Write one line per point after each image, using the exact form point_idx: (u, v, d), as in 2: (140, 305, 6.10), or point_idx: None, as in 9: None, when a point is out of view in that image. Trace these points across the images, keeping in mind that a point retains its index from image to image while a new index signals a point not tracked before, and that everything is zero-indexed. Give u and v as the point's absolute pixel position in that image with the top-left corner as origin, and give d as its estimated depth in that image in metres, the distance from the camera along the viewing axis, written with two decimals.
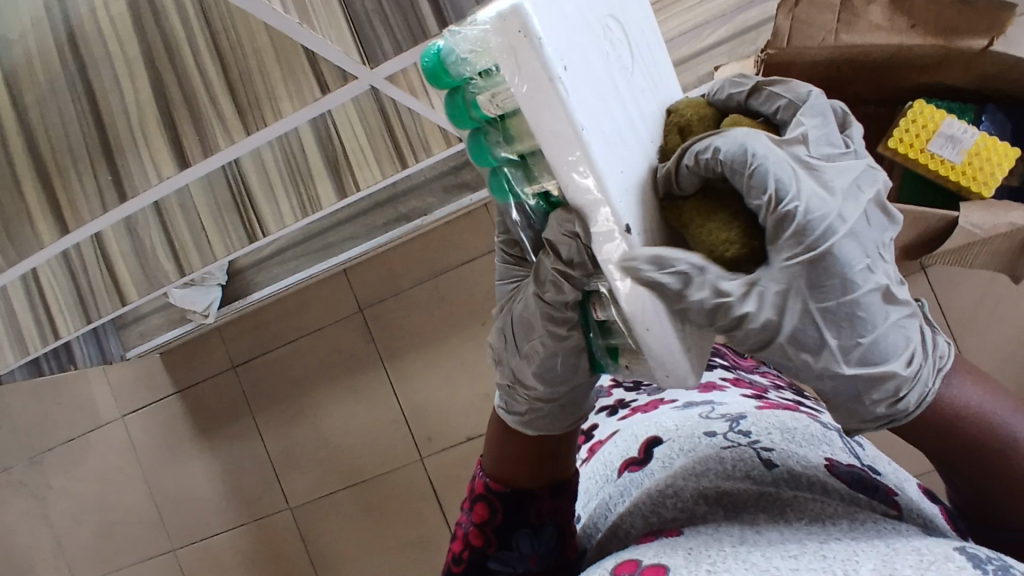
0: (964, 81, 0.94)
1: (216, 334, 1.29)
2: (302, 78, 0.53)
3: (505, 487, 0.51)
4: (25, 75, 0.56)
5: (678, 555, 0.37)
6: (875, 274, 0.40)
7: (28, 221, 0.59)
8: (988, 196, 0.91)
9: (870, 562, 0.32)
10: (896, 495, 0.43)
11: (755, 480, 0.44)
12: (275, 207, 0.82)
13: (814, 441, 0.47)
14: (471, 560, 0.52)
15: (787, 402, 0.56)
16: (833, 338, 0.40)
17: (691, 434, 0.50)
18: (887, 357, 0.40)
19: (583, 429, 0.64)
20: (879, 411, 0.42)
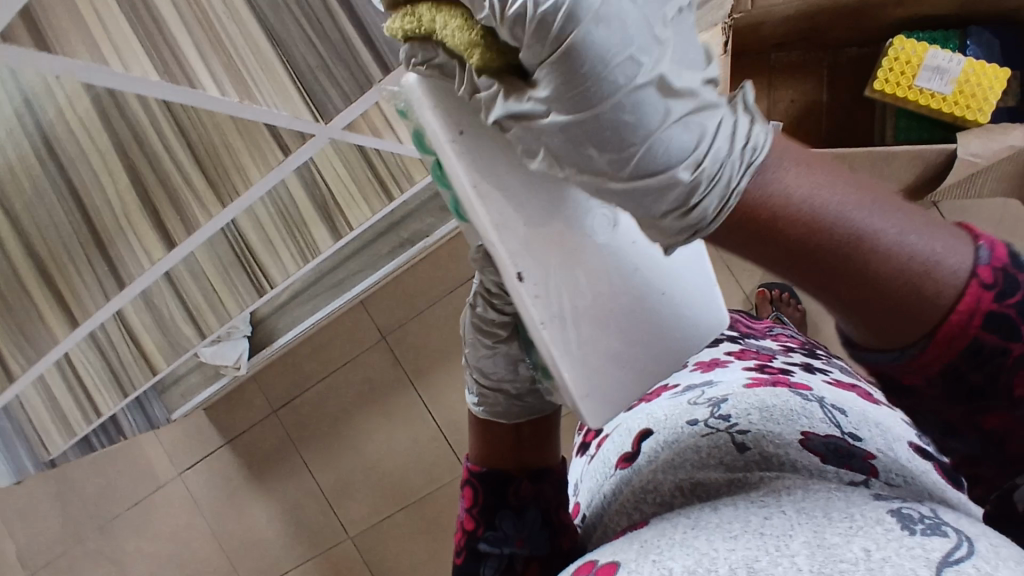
0: (942, 7, 0.92)
1: (253, 382, 1.34)
2: (265, 146, 0.58)
3: (482, 467, 0.57)
4: (12, 187, 0.56)
5: (630, 550, 0.39)
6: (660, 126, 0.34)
7: (40, 320, 0.63)
8: (985, 123, 0.88)
9: (802, 535, 0.34)
10: (875, 459, 0.44)
11: (728, 466, 0.45)
12: (276, 258, 0.85)
13: (792, 416, 0.47)
14: (466, 547, 0.56)
15: (786, 373, 0.57)
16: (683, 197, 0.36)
17: (675, 424, 0.51)
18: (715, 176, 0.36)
19: (598, 425, 0.64)
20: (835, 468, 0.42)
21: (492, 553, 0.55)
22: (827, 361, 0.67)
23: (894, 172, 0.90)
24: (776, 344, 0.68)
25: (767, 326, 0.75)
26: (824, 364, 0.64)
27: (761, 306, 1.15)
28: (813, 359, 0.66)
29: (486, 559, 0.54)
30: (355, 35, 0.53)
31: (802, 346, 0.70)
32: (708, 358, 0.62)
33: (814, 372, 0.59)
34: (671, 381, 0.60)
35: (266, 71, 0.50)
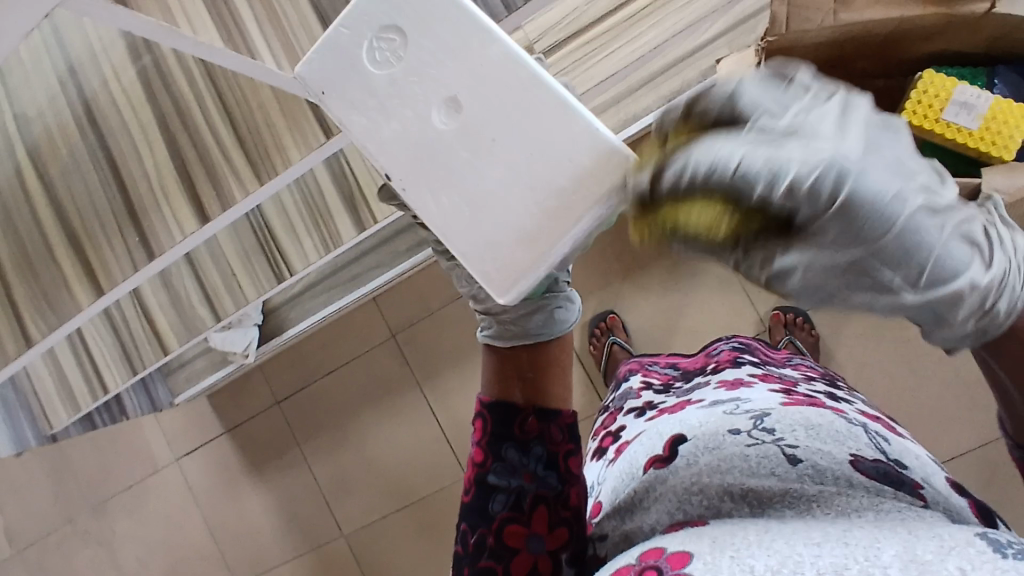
0: (972, 44, 0.93)
1: (258, 372, 1.33)
2: (307, 127, 0.58)
3: (493, 398, 0.56)
4: (48, 151, 0.56)
5: (703, 543, 0.39)
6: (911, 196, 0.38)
7: (65, 287, 0.61)
8: (1010, 160, 0.90)
9: (890, 546, 0.33)
10: (922, 488, 0.43)
11: (780, 478, 0.45)
12: (299, 248, 0.85)
13: (839, 438, 0.48)
14: (475, 481, 0.55)
15: (816, 398, 0.56)
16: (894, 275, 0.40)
17: (715, 431, 0.51)
18: (953, 273, 0.40)
19: (612, 431, 0.65)
20: (969, 327, 0.42)
21: (500, 486, 0.54)
22: (850, 390, 0.65)
23: None
24: (799, 369, 0.69)
25: (787, 354, 0.76)
26: (848, 388, 0.65)
27: (774, 329, 1.17)
28: (839, 385, 0.66)
29: (496, 492, 0.54)
30: None
31: (823, 375, 0.69)
32: (732, 378, 0.62)
33: (839, 401, 0.58)
34: (695, 396, 0.61)
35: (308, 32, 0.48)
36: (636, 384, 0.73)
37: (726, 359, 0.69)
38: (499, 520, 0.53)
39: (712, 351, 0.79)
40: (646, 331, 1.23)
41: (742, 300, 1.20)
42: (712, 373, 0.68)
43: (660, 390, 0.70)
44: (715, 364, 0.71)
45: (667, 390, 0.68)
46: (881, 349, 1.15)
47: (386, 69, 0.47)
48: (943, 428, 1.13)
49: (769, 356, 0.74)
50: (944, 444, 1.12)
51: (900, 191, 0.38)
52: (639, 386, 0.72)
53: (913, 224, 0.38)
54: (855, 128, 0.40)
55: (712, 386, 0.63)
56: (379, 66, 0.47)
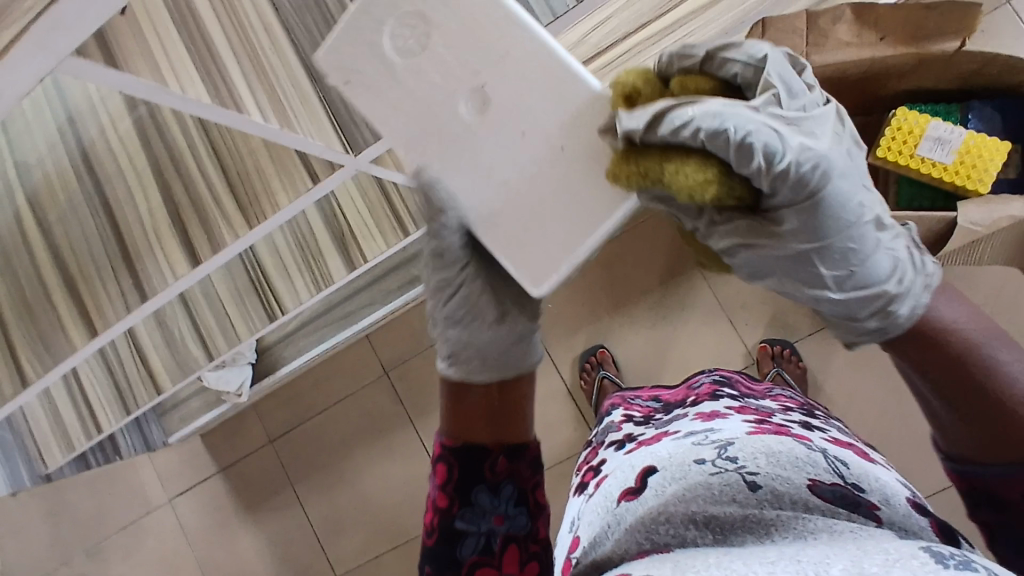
0: (945, 82, 0.96)
1: (253, 411, 1.33)
2: (296, 173, 0.61)
3: (455, 442, 0.54)
4: (46, 197, 0.58)
5: (665, 567, 0.39)
6: (864, 208, 0.52)
7: (60, 328, 0.62)
8: (986, 193, 0.92)
9: (840, 563, 0.33)
10: (880, 509, 0.44)
11: (741, 503, 0.46)
12: (291, 286, 0.86)
13: (798, 463, 0.49)
14: (438, 526, 0.54)
15: (785, 426, 0.57)
16: (828, 270, 0.53)
17: (682, 462, 0.52)
18: (876, 280, 0.53)
19: (592, 466, 0.66)
20: (872, 325, 0.53)
21: (467, 530, 0.54)
22: (826, 419, 0.66)
23: None
24: (777, 401, 0.69)
25: (768, 386, 0.77)
26: (825, 417, 0.65)
27: (761, 361, 1.16)
28: (816, 415, 0.67)
29: (465, 538, 0.54)
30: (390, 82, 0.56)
31: (801, 406, 0.70)
32: (708, 411, 0.63)
33: (813, 429, 0.59)
34: (672, 428, 0.62)
35: (303, 103, 0.54)
36: (618, 418, 0.74)
37: (705, 393, 0.70)
38: (467, 566, 0.54)
39: (693, 384, 0.80)
40: (637, 365, 1.24)
41: (731, 333, 1.21)
42: (691, 406, 0.69)
43: (641, 421, 0.71)
44: (694, 398, 0.72)
45: (647, 422, 0.70)
46: (871, 380, 1.16)
47: (408, 54, 0.55)
48: (935, 459, 1.12)
49: (749, 390, 0.75)
50: (937, 476, 1.12)
51: (861, 201, 0.52)
52: (620, 419, 0.73)
53: (856, 231, 0.52)
54: (846, 139, 0.53)
55: (689, 418, 0.64)
56: (404, 54, 0.55)
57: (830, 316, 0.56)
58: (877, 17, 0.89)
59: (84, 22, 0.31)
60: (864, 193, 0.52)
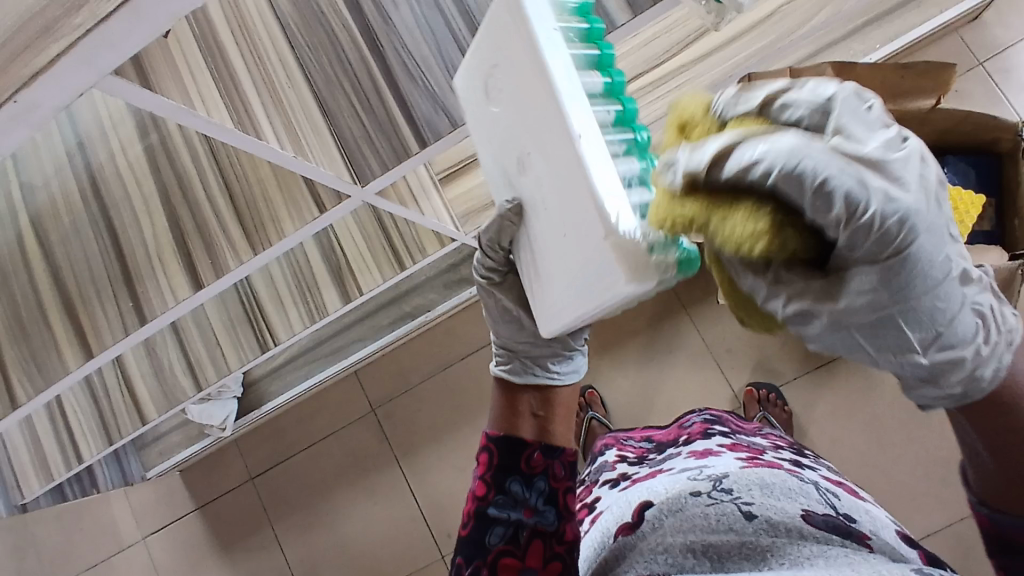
0: (920, 138, 1.01)
1: (234, 447, 1.31)
2: (302, 202, 0.62)
3: (500, 431, 0.56)
4: (50, 218, 0.59)
5: None
6: (951, 262, 0.39)
7: (54, 349, 0.62)
8: (961, 244, 0.96)
9: None
10: (870, 538, 0.44)
11: (737, 533, 0.46)
12: (285, 318, 0.87)
13: (793, 496, 0.49)
14: (473, 513, 0.54)
15: (779, 462, 0.59)
16: (914, 335, 0.40)
17: (678, 494, 0.53)
18: (960, 341, 0.40)
19: (587, 503, 0.66)
20: (957, 389, 0.40)
21: (501, 518, 0.53)
22: (817, 460, 0.67)
23: None
24: (767, 440, 0.71)
25: (758, 425, 0.78)
26: (814, 455, 0.67)
27: (748, 405, 1.17)
28: (806, 453, 0.69)
29: (494, 525, 0.53)
30: (402, 116, 0.57)
31: (791, 445, 0.71)
32: (702, 448, 0.64)
33: (805, 466, 0.61)
34: (666, 464, 0.63)
35: (315, 131, 0.55)
36: (612, 457, 0.74)
37: (698, 432, 0.72)
38: (494, 553, 0.52)
39: (684, 424, 0.81)
40: (624, 407, 1.24)
41: (717, 376, 1.22)
42: (683, 444, 0.70)
43: (635, 460, 0.72)
44: (687, 436, 0.73)
45: (640, 461, 0.71)
46: (856, 425, 1.17)
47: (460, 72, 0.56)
48: (919, 505, 1.13)
49: (741, 428, 0.77)
50: (922, 522, 1.13)
51: (939, 254, 0.38)
52: (614, 458, 0.74)
53: (941, 288, 0.39)
54: (908, 175, 0.37)
55: (683, 455, 0.65)
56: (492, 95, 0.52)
57: (901, 376, 0.43)
58: (857, 74, 0.94)
59: (125, 47, 0.32)
60: (942, 244, 0.38)
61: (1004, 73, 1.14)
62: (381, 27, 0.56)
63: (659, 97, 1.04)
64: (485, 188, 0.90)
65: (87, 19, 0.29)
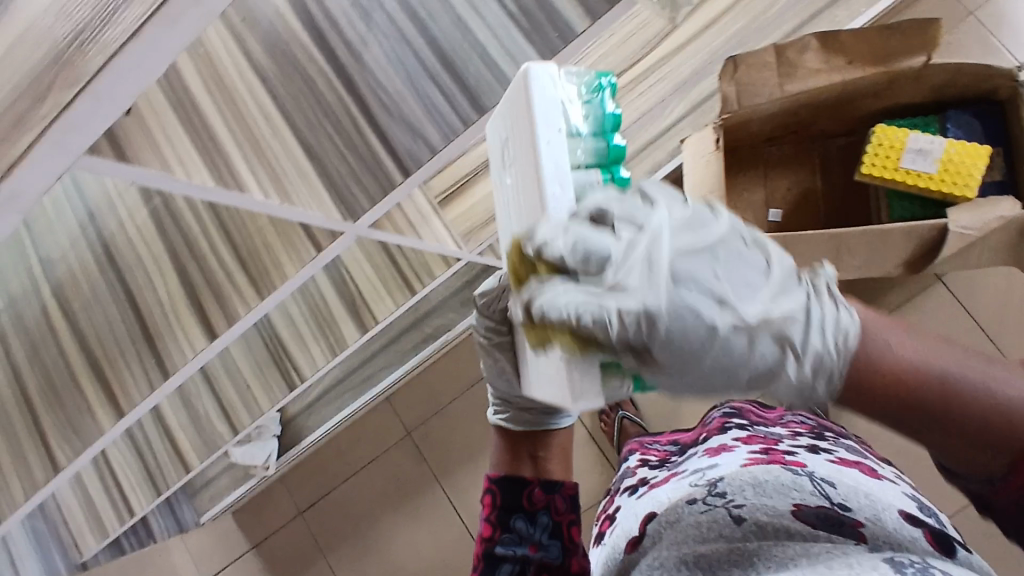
0: (918, 97, 1.00)
1: (280, 485, 1.34)
2: (300, 244, 0.64)
3: (502, 473, 0.64)
4: (71, 288, 0.62)
5: None
6: (672, 264, 0.42)
7: (88, 410, 0.65)
8: (973, 195, 0.94)
9: None
10: (865, 525, 0.45)
11: (727, 538, 0.48)
12: (308, 355, 0.90)
13: (784, 490, 0.51)
14: (482, 554, 0.60)
15: (787, 452, 0.59)
16: (675, 309, 0.41)
17: (676, 504, 0.54)
18: (709, 324, 0.42)
19: (610, 513, 0.67)
20: (739, 337, 0.42)
21: (507, 555, 0.59)
22: (836, 440, 0.68)
23: (889, 249, 0.95)
24: (787, 426, 0.71)
25: (780, 411, 0.78)
26: (834, 437, 0.67)
27: None
28: (826, 435, 0.69)
29: (502, 562, 0.59)
30: (382, 149, 0.59)
31: (812, 429, 0.70)
32: (717, 445, 0.65)
33: (818, 452, 0.61)
34: (682, 466, 0.64)
35: (301, 176, 0.58)
36: (634, 463, 0.75)
37: (714, 428, 0.72)
38: None
39: (705, 421, 0.81)
40: (655, 403, 1.24)
41: None
42: (703, 443, 0.70)
43: (657, 464, 0.73)
44: (706, 433, 0.74)
45: (661, 464, 0.72)
46: None
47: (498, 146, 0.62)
48: None
49: (762, 418, 0.76)
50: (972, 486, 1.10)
51: (652, 248, 0.42)
52: (637, 465, 0.74)
53: (660, 279, 0.42)
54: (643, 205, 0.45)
55: (699, 454, 0.66)
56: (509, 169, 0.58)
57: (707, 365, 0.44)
58: (842, 44, 0.93)
59: (92, 127, 0.36)
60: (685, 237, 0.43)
61: (997, 19, 1.13)
62: (354, 67, 0.58)
63: (650, 91, 1.04)
64: (484, 205, 0.92)
65: (53, 107, 0.33)
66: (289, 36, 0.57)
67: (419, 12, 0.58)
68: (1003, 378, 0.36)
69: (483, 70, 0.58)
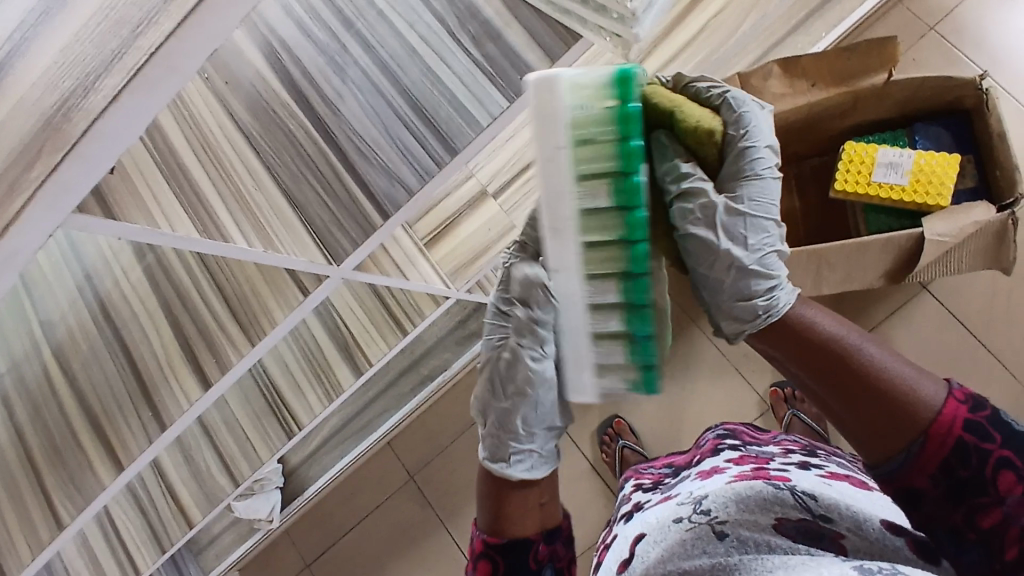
0: (885, 113, 1.03)
1: (286, 537, 1.33)
2: (288, 290, 0.67)
3: (505, 539, 0.69)
4: (70, 348, 0.65)
5: None
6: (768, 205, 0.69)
7: (89, 465, 0.67)
8: (946, 205, 0.97)
9: None
10: (844, 538, 0.47)
11: (710, 553, 0.48)
12: (304, 402, 0.90)
13: (766, 505, 0.51)
14: None
15: (773, 468, 0.60)
16: (735, 250, 0.68)
17: (662, 525, 0.56)
18: (767, 267, 0.69)
19: (608, 542, 0.66)
20: (758, 290, 0.67)
21: None
22: (827, 456, 0.68)
23: (869, 260, 0.97)
24: (779, 445, 0.72)
25: (773, 432, 0.79)
26: (825, 452, 0.68)
27: (776, 406, 1.20)
28: (818, 451, 0.70)
29: None
30: (360, 192, 0.61)
31: (804, 447, 0.71)
32: (709, 467, 0.66)
33: (808, 468, 0.62)
34: (674, 489, 0.65)
35: (285, 225, 0.60)
36: (630, 490, 0.75)
37: (707, 450, 0.73)
38: None
39: (700, 443, 0.81)
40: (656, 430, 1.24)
41: (740, 382, 1.22)
42: (695, 465, 0.71)
43: (651, 487, 0.73)
44: (700, 455, 0.75)
45: (655, 487, 0.72)
46: None
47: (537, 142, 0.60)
48: None
49: (756, 438, 0.77)
50: None
51: (767, 197, 0.69)
52: (632, 491, 0.75)
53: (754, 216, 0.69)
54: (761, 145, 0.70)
55: (693, 476, 0.66)
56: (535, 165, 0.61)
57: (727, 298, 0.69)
58: (803, 69, 0.97)
59: (81, 188, 0.38)
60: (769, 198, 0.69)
61: (958, 32, 1.17)
62: (330, 119, 0.61)
63: None
64: (470, 243, 0.95)
65: (42, 171, 0.35)
66: (267, 94, 0.60)
67: (389, 63, 0.61)
68: (916, 379, 0.56)
69: (453, 113, 0.61)
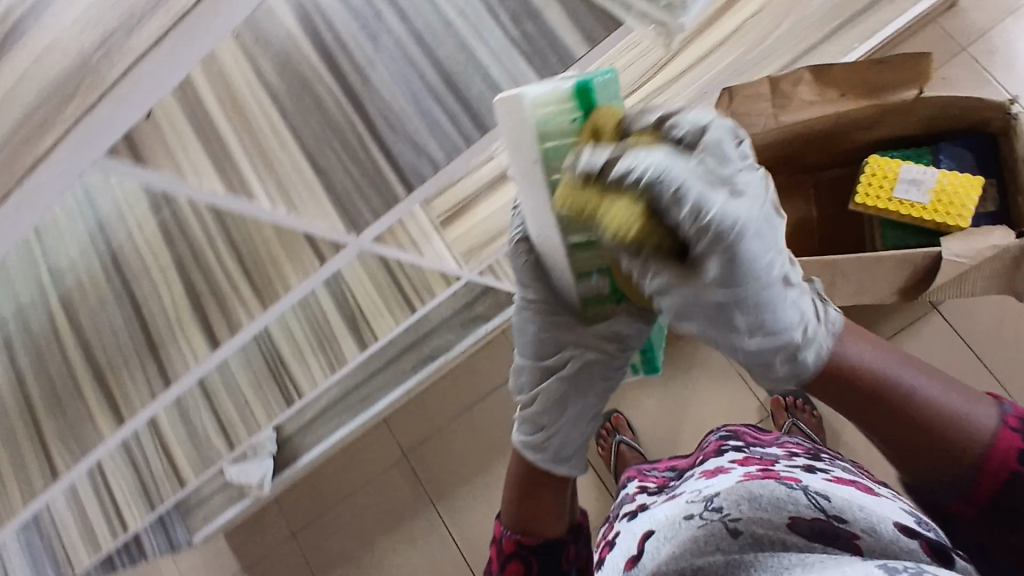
0: (910, 129, 1.03)
1: (274, 506, 1.33)
2: (305, 256, 0.65)
3: (540, 541, 0.68)
4: (78, 297, 0.64)
5: None
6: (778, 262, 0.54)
7: (89, 417, 0.66)
8: (967, 226, 0.95)
9: None
10: (859, 538, 0.46)
11: (724, 551, 0.48)
12: (307, 371, 0.90)
13: (779, 504, 0.51)
14: None
15: (781, 470, 0.60)
16: (744, 321, 0.55)
17: (673, 521, 0.56)
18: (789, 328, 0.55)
19: (609, 539, 0.66)
20: (784, 365, 0.56)
21: None
22: (831, 461, 0.68)
23: (884, 275, 0.96)
24: (782, 448, 0.72)
25: (775, 435, 0.79)
26: (829, 457, 0.68)
27: (776, 414, 1.19)
28: (820, 456, 0.70)
29: None
30: (385, 163, 0.60)
31: (806, 451, 0.71)
32: (714, 466, 0.65)
33: (814, 471, 0.61)
34: (679, 489, 0.64)
35: (307, 189, 0.59)
36: (632, 489, 0.75)
37: (710, 450, 0.73)
38: None
39: (702, 445, 0.81)
40: (653, 428, 1.24)
41: (741, 388, 1.22)
42: (699, 464, 0.71)
43: (655, 490, 0.72)
44: (703, 456, 0.75)
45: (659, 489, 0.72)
46: None
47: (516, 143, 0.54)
48: None
49: (758, 441, 0.77)
50: None
51: (775, 259, 0.54)
52: (635, 490, 0.74)
53: (766, 287, 0.54)
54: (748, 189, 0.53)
55: (697, 475, 0.66)
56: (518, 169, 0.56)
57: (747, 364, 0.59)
58: (833, 77, 0.96)
59: (113, 131, 0.37)
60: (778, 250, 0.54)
61: (989, 55, 1.16)
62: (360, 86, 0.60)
63: None
64: (484, 225, 0.94)
65: (77, 109, 0.34)
66: (299, 56, 0.59)
67: (425, 35, 0.60)
68: (960, 407, 0.53)
69: (486, 91, 0.60)
